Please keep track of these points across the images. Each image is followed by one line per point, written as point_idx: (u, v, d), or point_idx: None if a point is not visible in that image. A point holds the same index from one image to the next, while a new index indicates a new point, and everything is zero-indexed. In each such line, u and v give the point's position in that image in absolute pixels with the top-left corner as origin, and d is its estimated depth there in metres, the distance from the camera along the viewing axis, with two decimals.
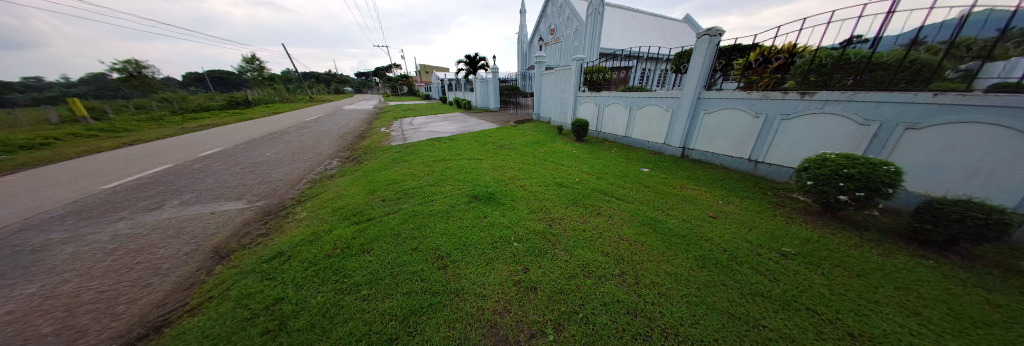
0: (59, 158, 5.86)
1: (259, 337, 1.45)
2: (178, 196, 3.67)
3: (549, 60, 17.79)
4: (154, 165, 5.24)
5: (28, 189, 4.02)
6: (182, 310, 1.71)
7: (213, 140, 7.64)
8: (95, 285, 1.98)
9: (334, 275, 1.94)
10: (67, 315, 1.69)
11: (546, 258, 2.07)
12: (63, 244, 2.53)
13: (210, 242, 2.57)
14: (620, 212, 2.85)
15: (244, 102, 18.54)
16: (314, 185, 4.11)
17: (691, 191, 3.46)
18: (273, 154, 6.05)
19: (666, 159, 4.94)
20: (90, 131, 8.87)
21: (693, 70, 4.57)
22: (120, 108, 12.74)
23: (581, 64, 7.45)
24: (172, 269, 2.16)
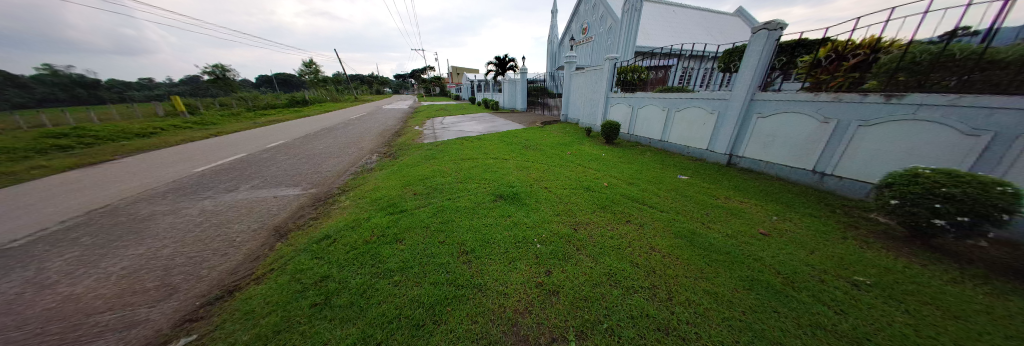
0: (164, 145, 7.14)
1: (308, 309, 1.64)
2: (248, 181, 4.29)
3: (580, 60, 17.35)
4: (231, 154, 6.15)
5: (144, 170, 4.98)
6: (250, 278, 1.99)
7: (276, 134, 8.76)
8: (185, 251, 2.39)
9: (370, 260, 2.11)
10: (166, 274, 2.07)
11: (569, 263, 2.02)
12: (164, 216, 3.10)
13: (272, 221, 2.95)
14: (652, 221, 2.68)
15: (301, 101, 20.99)
16: (355, 177, 4.50)
17: (737, 203, 3.13)
18: (322, 148, 6.75)
19: (709, 166, 4.53)
20: (187, 123, 10.70)
21: (745, 69, 4.15)
22: (209, 106, 15.25)
23: (614, 64, 7.15)
24: (243, 243, 2.51)
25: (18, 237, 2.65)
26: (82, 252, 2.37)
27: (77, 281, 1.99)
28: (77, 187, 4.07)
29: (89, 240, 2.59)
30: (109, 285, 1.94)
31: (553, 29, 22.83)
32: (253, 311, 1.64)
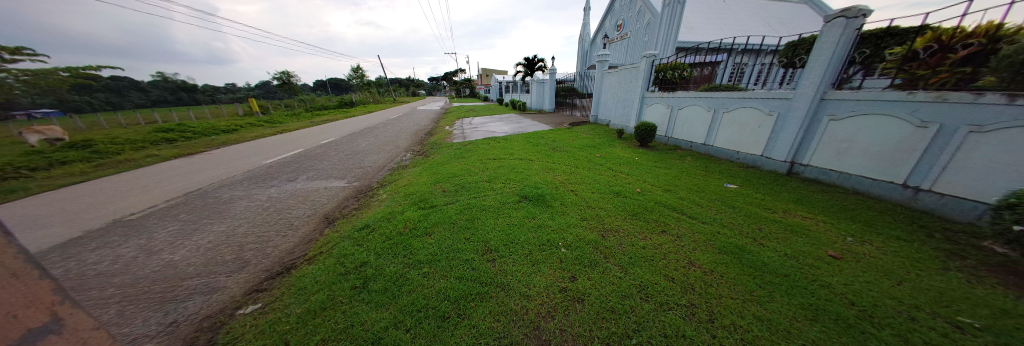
0: (241, 140, 8.41)
1: (349, 291, 1.80)
2: (304, 173, 4.86)
3: (614, 58, 16.61)
4: (291, 149, 7.02)
5: (226, 161, 5.91)
6: (303, 259, 2.25)
7: (328, 132, 9.80)
8: (254, 230, 2.79)
9: (402, 250, 2.25)
10: (239, 249, 2.44)
11: (596, 271, 1.94)
12: (239, 199, 3.65)
13: (323, 209, 3.31)
14: (692, 233, 2.45)
15: (348, 103, 23.19)
16: (391, 173, 4.84)
17: (799, 218, 2.74)
18: (365, 145, 7.38)
19: (764, 175, 4.02)
20: (260, 122, 12.47)
21: (813, 64, 3.63)
22: (277, 107, 17.64)
23: (652, 61, 6.73)
24: (298, 227, 2.85)
25: (137, 212, 3.33)
26: (180, 227, 2.89)
27: (175, 250, 2.43)
28: (178, 174, 4.97)
29: (185, 216, 3.16)
30: (199, 255, 2.34)
31: (585, 27, 22.20)
32: (305, 287, 1.86)
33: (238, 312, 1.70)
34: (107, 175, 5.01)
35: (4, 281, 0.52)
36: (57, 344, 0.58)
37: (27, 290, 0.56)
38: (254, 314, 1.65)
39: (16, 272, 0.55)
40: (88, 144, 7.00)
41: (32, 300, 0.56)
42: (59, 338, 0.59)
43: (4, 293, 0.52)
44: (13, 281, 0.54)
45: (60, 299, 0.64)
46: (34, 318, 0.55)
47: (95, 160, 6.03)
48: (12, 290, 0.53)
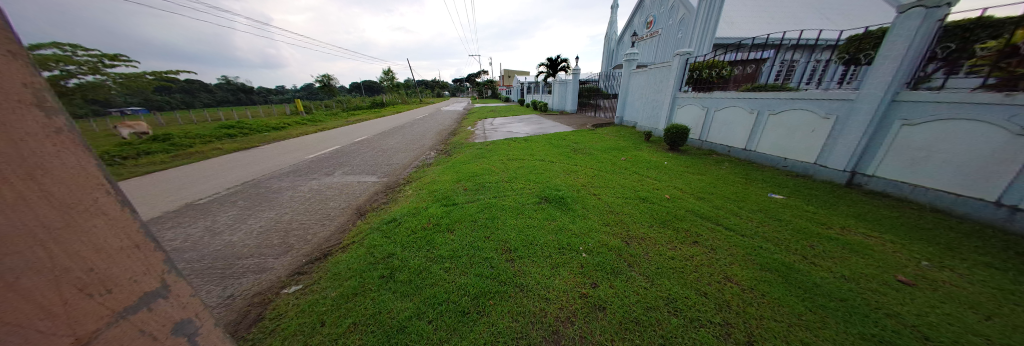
0: (287, 137, 9.30)
1: (377, 279, 1.93)
2: (339, 168, 5.25)
3: (642, 57, 15.91)
4: (328, 146, 7.62)
5: (274, 155, 6.55)
6: (338, 247, 2.43)
7: (360, 131, 10.47)
8: (297, 219, 3.07)
9: (426, 244, 2.35)
10: (285, 234, 2.71)
11: (620, 279, 1.88)
12: (285, 190, 4.04)
13: (355, 202, 3.56)
14: (729, 246, 2.27)
15: (379, 103, 24.66)
16: (417, 170, 5.07)
17: (862, 237, 2.41)
18: (393, 144, 7.79)
19: (816, 185, 3.60)
20: (303, 120, 13.70)
21: (883, 61, 3.19)
22: (317, 107, 19.26)
23: (686, 59, 6.33)
24: (334, 217, 3.09)
25: (205, 197, 3.83)
26: (238, 212, 3.28)
27: (234, 232, 2.76)
28: (236, 166, 5.61)
29: (241, 203, 3.58)
30: (252, 238, 2.64)
31: (613, 25, 21.46)
32: (340, 273, 2.02)
33: (283, 291, 1.89)
34: (182, 165, 5.82)
35: (127, 252, 0.62)
36: (163, 309, 0.68)
37: (145, 258, 0.65)
38: (297, 294, 1.84)
39: (139, 244, 0.65)
40: (168, 137, 8.18)
41: (151, 266, 0.67)
42: (166, 301, 0.69)
43: (128, 262, 0.62)
44: (135, 252, 0.64)
45: (170, 267, 0.72)
46: (147, 283, 0.65)
47: (173, 152, 7.01)
48: (134, 260, 0.63)
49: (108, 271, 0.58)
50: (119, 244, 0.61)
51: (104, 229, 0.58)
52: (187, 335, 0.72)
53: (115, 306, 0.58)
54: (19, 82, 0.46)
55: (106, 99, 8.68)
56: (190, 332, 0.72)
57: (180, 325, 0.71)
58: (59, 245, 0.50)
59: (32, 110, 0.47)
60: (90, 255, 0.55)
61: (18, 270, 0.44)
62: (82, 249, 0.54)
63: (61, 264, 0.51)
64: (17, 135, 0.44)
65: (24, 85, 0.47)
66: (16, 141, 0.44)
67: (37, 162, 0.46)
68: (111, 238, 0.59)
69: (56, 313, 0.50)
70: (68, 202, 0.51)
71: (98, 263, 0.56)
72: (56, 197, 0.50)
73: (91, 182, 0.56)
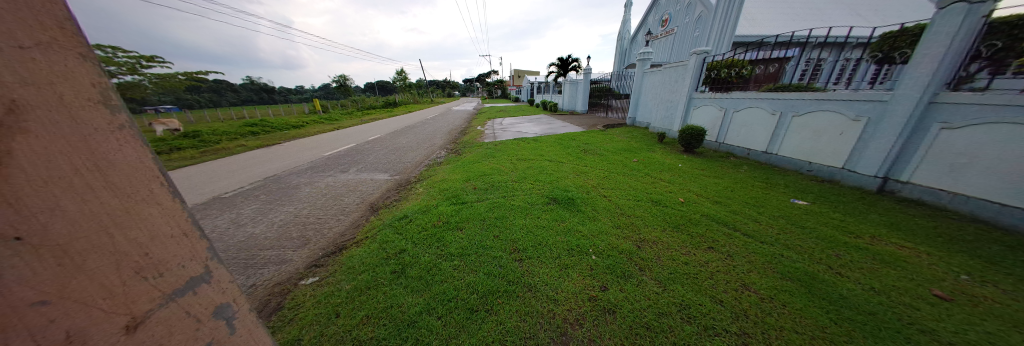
0: (305, 135, 9.68)
1: (389, 274, 1.98)
2: (353, 165, 5.41)
3: (657, 56, 15.52)
4: (343, 144, 7.87)
5: (292, 152, 6.83)
6: (352, 242, 2.52)
7: (374, 130, 10.74)
8: (313, 213, 3.19)
9: (436, 242, 2.39)
10: (303, 228, 2.82)
11: (630, 283, 1.85)
12: (303, 186, 4.21)
13: (368, 199, 3.66)
14: (747, 253, 2.18)
15: (392, 103, 25.23)
16: (427, 168, 5.15)
17: (894, 248, 2.26)
18: (404, 142, 7.95)
19: (844, 191, 3.41)
20: (320, 119, 14.22)
21: (921, 60, 2.98)
22: (334, 106, 19.92)
23: (704, 58, 6.13)
24: (349, 213, 3.20)
25: (230, 191, 4.05)
26: (259, 206, 3.44)
27: (256, 225, 2.91)
28: (257, 162, 5.89)
29: (263, 197, 3.75)
30: (273, 231, 2.77)
31: (626, 24, 21.04)
32: (354, 267, 2.09)
33: (301, 282, 1.98)
34: (209, 160, 6.17)
35: (177, 239, 0.66)
36: (207, 293, 0.72)
37: (192, 245, 0.69)
38: (314, 285, 1.92)
39: (187, 231, 0.69)
40: (197, 134, 8.70)
41: (199, 253, 0.70)
42: (208, 286, 0.72)
43: (177, 248, 0.66)
44: (184, 239, 0.68)
45: (215, 255, 0.75)
46: (193, 269, 0.69)
47: (201, 148, 7.44)
48: (183, 246, 0.67)
49: (163, 256, 0.62)
50: (173, 231, 0.65)
51: (160, 217, 0.63)
52: (226, 319, 0.76)
53: (166, 288, 0.62)
54: (89, 85, 0.53)
55: (143, 98, 9.32)
56: (228, 316, 0.76)
57: (220, 309, 0.74)
58: (120, 230, 0.55)
59: (98, 108, 0.53)
60: (148, 240, 0.60)
61: (83, 251, 0.50)
62: (139, 235, 0.59)
63: (121, 248, 0.56)
64: (82, 130, 0.50)
65: (93, 86, 0.53)
66: (81, 135, 0.49)
67: (101, 154, 0.52)
68: (163, 226, 0.63)
69: (116, 293, 0.55)
70: (127, 191, 0.57)
71: (154, 248, 0.61)
72: (117, 186, 0.55)
73: (148, 173, 0.61)
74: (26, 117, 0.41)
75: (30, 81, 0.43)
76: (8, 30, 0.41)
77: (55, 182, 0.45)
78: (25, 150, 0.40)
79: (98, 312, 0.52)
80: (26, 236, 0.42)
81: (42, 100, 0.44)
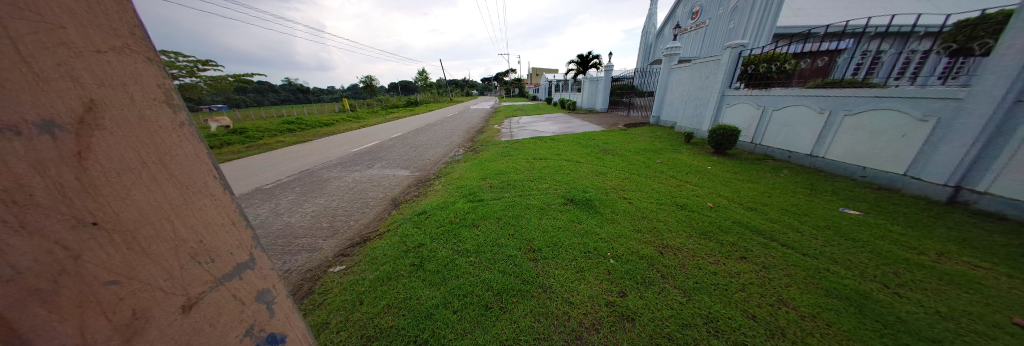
0: (334, 132, 10.31)
1: (409, 266, 2.05)
2: (377, 162, 5.67)
3: (686, 51, 14.64)
4: (368, 141, 8.27)
5: (323, 148, 7.29)
6: (375, 234, 2.63)
7: (396, 128, 11.17)
8: (340, 206, 3.38)
9: (453, 237, 2.44)
10: (332, 219, 3.01)
11: (652, 290, 1.76)
12: (332, 180, 4.47)
13: (390, 194, 3.81)
14: (786, 266, 2.00)
15: (413, 102, 26.13)
16: (446, 166, 5.27)
17: (969, 267, 1.96)
18: (424, 140, 8.18)
19: (905, 201, 3.01)
20: (348, 117, 15.06)
21: (1008, 51, 2.56)
22: (360, 105, 21.00)
23: (739, 52, 5.68)
24: (372, 207, 3.35)
25: (269, 183, 4.41)
26: (294, 197, 3.72)
27: (290, 215, 3.14)
28: (293, 156, 6.36)
29: (297, 189, 4.05)
30: (305, 221, 2.98)
31: (652, 17, 20.04)
32: (377, 257, 2.19)
33: (330, 269, 2.11)
34: (253, 154, 6.77)
35: (227, 227, 0.70)
36: (251, 279, 0.75)
37: (240, 233, 0.73)
38: (341, 273, 2.04)
39: (235, 221, 0.73)
40: (243, 131, 9.57)
41: (245, 240, 0.74)
42: (253, 272, 0.76)
43: (227, 236, 0.70)
44: (233, 228, 0.72)
45: (259, 243, 0.79)
46: (239, 257, 0.72)
47: (246, 143, 8.18)
48: (231, 235, 0.71)
49: (214, 243, 0.66)
50: (223, 220, 0.69)
51: (213, 208, 0.67)
52: (267, 303, 0.79)
53: (216, 273, 0.67)
54: (153, 86, 0.57)
55: (199, 98, 10.40)
56: (269, 300, 0.79)
57: (262, 293, 0.78)
58: (180, 218, 0.60)
59: (162, 107, 0.57)
60: (203, 228, 0.65)
61: (149, 236, 0.55)
62: (195, 223, 0.63)
63: (181, 234, 0.60)
64: (147, 126, 0.54)
65: (157, 87, 0.57)
66: (146, 132, 0.54)
67: (164, 149, 0.57)
68: (216, 215, 0.68)
69: (174, 276, 0.59)
70: (185, 182, 0.61)
71: (207, 235, 0.65)
72: (177, 178, 0.59)
73: (204, 165, 0.65)
74: (100, 115, 0.46)
75: (103, 83, 0.48)
76: (82, 34, 0.46)
77: (123, 173, 0.50)
78: (99, 146, 0.45)
79: (159, 292, 0.56)
80: (102, 221, 0.47)
81: (116, 100, 0.49)
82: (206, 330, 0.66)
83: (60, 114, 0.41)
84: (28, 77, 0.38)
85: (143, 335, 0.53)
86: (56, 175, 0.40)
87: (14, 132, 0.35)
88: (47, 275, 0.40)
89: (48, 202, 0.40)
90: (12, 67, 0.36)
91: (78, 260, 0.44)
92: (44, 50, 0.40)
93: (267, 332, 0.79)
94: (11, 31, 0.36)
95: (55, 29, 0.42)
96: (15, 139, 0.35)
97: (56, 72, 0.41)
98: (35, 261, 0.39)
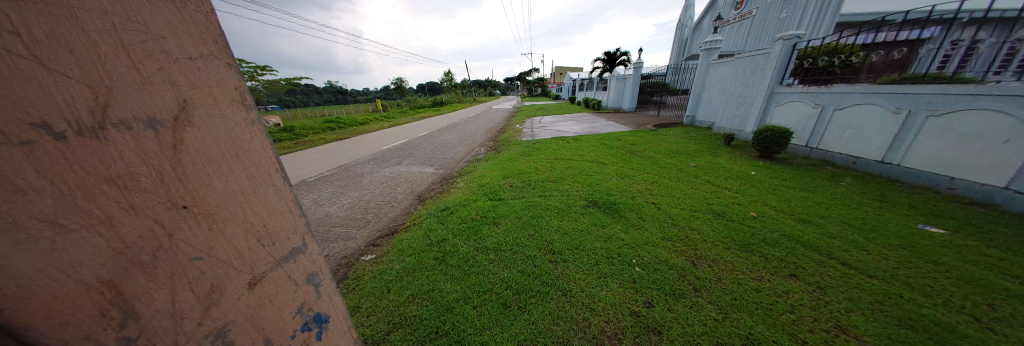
0: (367, 131, 11.04)
1: (432, 260, 2.13)
2: (405, 159, 5.96)
3: (727, 45, 13.42)
4: (397, 139, 8.74)
5: (357, 145, 7.83)
6: (402, 227, 2.77)
7: (423, 127, 11.67)
8: (371, 200, 3.60)
9: (474, 234, 2.48)
10: (363, 212, 3.22)
11: (682, 303, 1.65)
12: (363, 175, 4.78)
13: (416, 190, 3.98)
14: (847, 288, 1.76)
15: (439, 102, 27.08)
16: (468, 164, 5.39)
17: None
18: (448, 139, 8.43)
19: (1010, 219, 2.49)
20: (380, 116, 16.03)
21: None
22: (390, 105, 22.24)
23: (795, 44, 5.07)
24: (399, 201, 3.52)
25: (311, 176, 4.85)
26: (332, 190, 4.05)
27: (328, 205, 3.43)
28: (331, 153, 6.91)
29: (334, 183, 4.40)
30: (341, 212, 3.22)
31: (688, 10, 18.66)
32: (403, 249, 2.31)
33: (361, 258, 2.27)
34: (298, 150, 7.49)
35: (284, 215, 0.73)
36: (301, 263, 0.78)
37: (295, 220, 0.77)
38: (371, 262, 2.18)
39: (292, 209, 0.76)
40: (291, 129, 10.63)
41: (300, 227, 0.78)
42: (305, 256, 0.79)
43: (284, 223, 0.74)
44: (290, 215, 0.75)
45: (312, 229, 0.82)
46: (292, 242, 0.75)
47: (293, 140, 9.08)
48: (289, 221, 0.75)
49: (274, 227, 0.71)
50: (282, 208, 0.73)
51: (275, 196, 0.71)
52: (314, 285, 0.82)
53: (276, 255, 0.71)
54: (231, 88, 0.62)
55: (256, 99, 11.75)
56: (316, 282, 0.82)
57: (311, 276, 0.81)
58: (249, 205, 0.65)
59: (236, 106, 0.62)
60: (266, 214, 0.69)
61: (225, 220, 0.60)
62: (260, 209, 0.67)
63: (249, 219, 0.65)
64: (226, 123, 0.60)
65: (235, 89, 0.62)
66: (225, 128, 0.60)
67: (238, 144, 0.62)
68: (276, 203, 0.71)
69: (244, 256, 0.64)
70: (254, 173, 0.66)
71: (270, 220, 0.69)
72: (248, 169, 0.65)
73: (268, 158, 0.70)
74: (192, 114, 0.53)
75: (193, 84, 0.54)
76: (179, 44, 0.53)
77: (207, 164, 0.55)
78: (191, 141, 0.52)
79: (232, 270, 0.62)
80: (192, 205, 0.53)
81: (205, 100, 0.55)
82: (266, 306, 0.69)
83: (160, 113, 0.48)
84: (137, 81, 0.46)
85: (219, 305, 0.60)
86: (157, 165, 0.47)
87: (121, 126, 0.42)
88: (147, 249, 0.47)
89: (150, 187, 0.46)
90: (119, 71, 0.44)
91: (172, 238, 0.50)
92: (148, 59, 0.48)
93: (314, 312, 0.82)
94: (122, 40, 0.45)
95: (156, 40, 0.49)
96: (126, 134, 0.42)
97: (159, 77, 0.49)
98: (142, 237, 0.46)
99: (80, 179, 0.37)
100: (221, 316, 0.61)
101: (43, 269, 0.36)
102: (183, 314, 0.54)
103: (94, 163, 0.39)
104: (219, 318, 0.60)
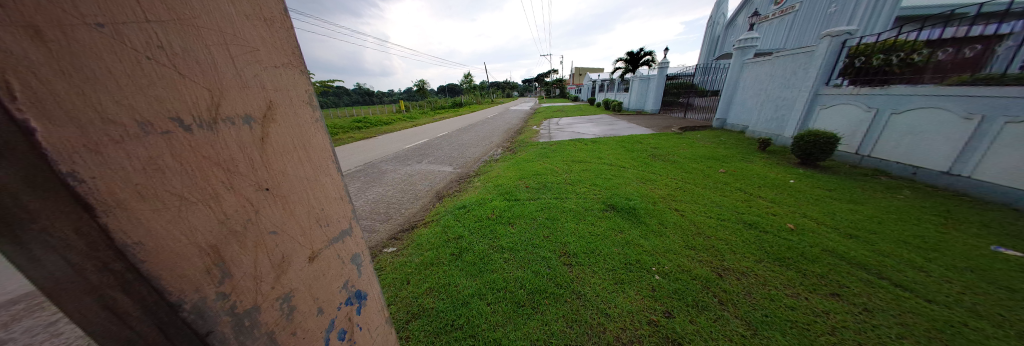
0: (390, 130, 11.57)
1: (448, 255, 2.20)
2: (424, 158, 6.16)
3: (764, 42, 12.44)
4: (417, 139, 9.06)
5: (380, 144, 8.22)
6: (421, 222, 2.89)
7: (441, 127, 11.99)
8: (393, 196, 3.78)
9: (490, 233, 2.52)
10: (386, 206, 3.38)
11: (705, 316, 1.58)
12: (385, 172, 5.00)
13: (434, 188, 4.10)
14: (899, 312, 1.58)
15: (457, 103, 27.73)
16: (485, 164, 5.47)
17: None
18: (465, 140, 8.60)
19: None
20: (402, 117, 16.72)
21: None
22: (411, 106, 23.12)
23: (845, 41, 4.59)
24: (419, 198, 3.66)
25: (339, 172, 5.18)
26: (357, 185, 4.30)
27: (354, 200, 3.65)
28: (356, 150, 7.32)
29: (359, 179, 4.66)
30: (365, 206, 3.42)
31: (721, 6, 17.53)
32: (422, 244, 2.41)
33: (383, 250, 2.39)
34: None
35: (338, 201, 0.77)
36: (348, 245, 0.81)
37: (346, 208, 0.80)
38: (392, 254, 2.30)
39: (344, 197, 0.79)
40: None
41: (349, 212, 0.81)
42: (351, 238, 0.82)
43: (339, 208, 0.77)
44: (342, 202, 0.79)
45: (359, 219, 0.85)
46: (342, 222, 0.79)
47: None
48: (342, 207, 0.78)
49: (330, 211, 0.75)
50: (337, 195, 0.76)
51: (331, 185, 0.74)
52: (357, 266, 0.86)
53: (330, 235, 0.75)
54: (303, 91, 0.66)
55: None
56: (359, 263, 0.85)
57: (354, 256, 0.84)
58: (313, 191, 0.69)
59: (306, 108, 0.66)
60: (323, 199, 0.72)
61: (296, 201, 0.64)
62: (320, 195, 0.71)
63: (312, 202, 0.69)
64: (299, 121, 0.64)
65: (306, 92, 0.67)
66: (298, 124, 0.64)
67: (306, 137, 0.66)
68: (332, 191, 0.74)
69: (306, 236, 0.68)
70: (317, 164, 0.70)
71: (326, 204, 0.73)
72: (313, 159, 0.69)
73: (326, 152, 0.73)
74: (275, 114, 0.58)
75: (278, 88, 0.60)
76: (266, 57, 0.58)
77: (285, 154, 0.61)
78: (274, 135, 0.58)
79: (297, 244, 0.66)
80: (273, 188, 0.59)
81: (286, 102, 0.61)
82: (320, 279, 0.73)
83: (251, 109, 0.54)
84: (239, 84, 0.52)
85: (288, 274, 0.65)
86: (249, 153, 0.53)
87: (228, 121, 0.49)
88: (240, 222, 0.53)
89: (242, 170, 0.52)
90: (228, 76, 0.51)
91: (258, 212, 0.57)
92: (247, 64, 0.54)
93: (355, 288, 0.86)
94: (230, 52, 0.52)
95: (252, 51, 0.55)
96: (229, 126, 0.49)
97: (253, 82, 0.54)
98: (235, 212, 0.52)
99: (200, 163, 0.45)
100: (287, 283, 0.65)
101: (169, 233, 0.43)
102: (261, 277, 0.60)
103: (208, 150, 0.46)
104: (286, 285, 0.65)
